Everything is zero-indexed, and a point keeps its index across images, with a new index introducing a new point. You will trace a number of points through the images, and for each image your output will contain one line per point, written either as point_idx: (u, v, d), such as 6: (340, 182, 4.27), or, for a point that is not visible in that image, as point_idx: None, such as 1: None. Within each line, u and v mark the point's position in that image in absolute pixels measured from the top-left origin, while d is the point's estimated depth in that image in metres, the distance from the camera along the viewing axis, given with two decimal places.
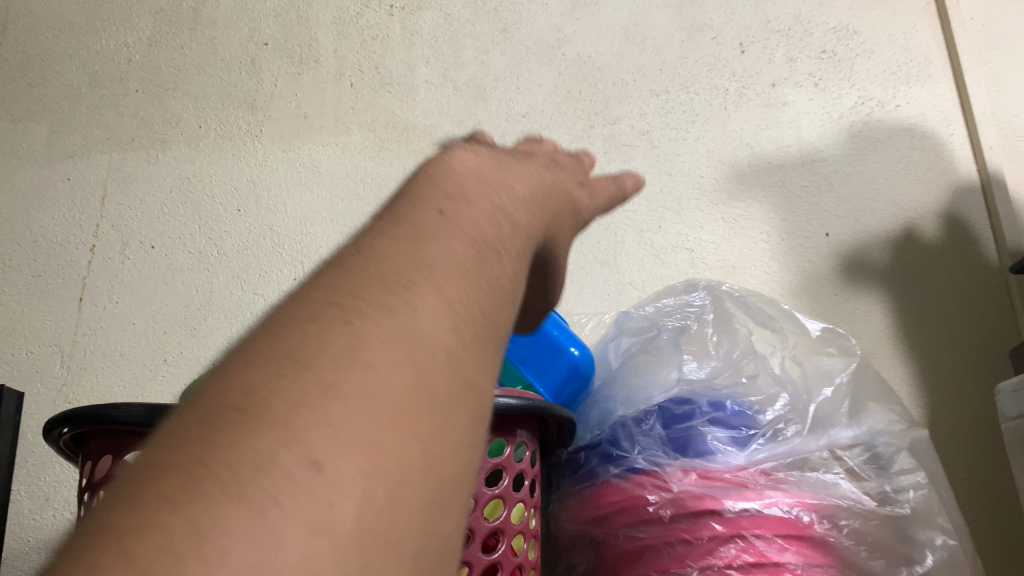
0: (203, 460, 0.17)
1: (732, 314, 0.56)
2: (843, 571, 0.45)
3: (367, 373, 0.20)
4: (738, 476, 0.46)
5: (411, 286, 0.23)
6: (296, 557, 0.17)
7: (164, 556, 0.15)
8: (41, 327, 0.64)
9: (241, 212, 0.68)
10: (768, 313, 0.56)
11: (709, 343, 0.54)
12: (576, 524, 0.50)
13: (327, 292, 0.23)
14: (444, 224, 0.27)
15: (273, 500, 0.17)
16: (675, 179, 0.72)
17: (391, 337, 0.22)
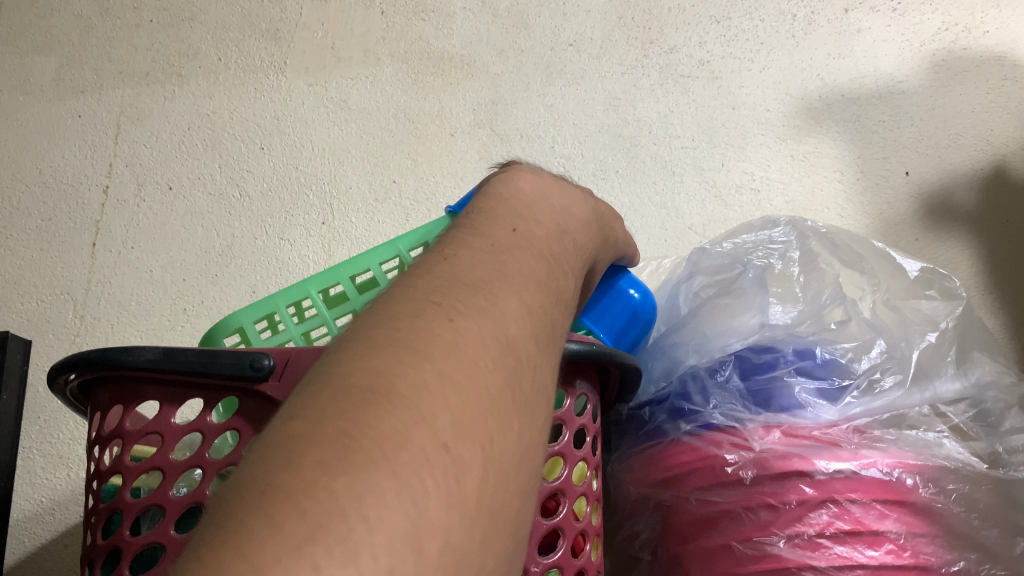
0: (326, 447, 0.18)
1: (817, 254, 0.49)
2: (951, 543, 0.39)
3: (476, 366, 0.22)
4: (828, 433, 0.40)
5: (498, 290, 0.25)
6: (439, 525, 0.18)
7: (334, 510, 0.17)
8: (51, 273, 0.59)
9: (264, 150, 0.63)
10: (858, 253, 0.50)
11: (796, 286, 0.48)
12: (640, 488, 0.45)
13: (425, 289, 0.24)
14: (514, 239, 0.28)
15: (416, 469, 0.19)
16: (738, 114, 0.65)
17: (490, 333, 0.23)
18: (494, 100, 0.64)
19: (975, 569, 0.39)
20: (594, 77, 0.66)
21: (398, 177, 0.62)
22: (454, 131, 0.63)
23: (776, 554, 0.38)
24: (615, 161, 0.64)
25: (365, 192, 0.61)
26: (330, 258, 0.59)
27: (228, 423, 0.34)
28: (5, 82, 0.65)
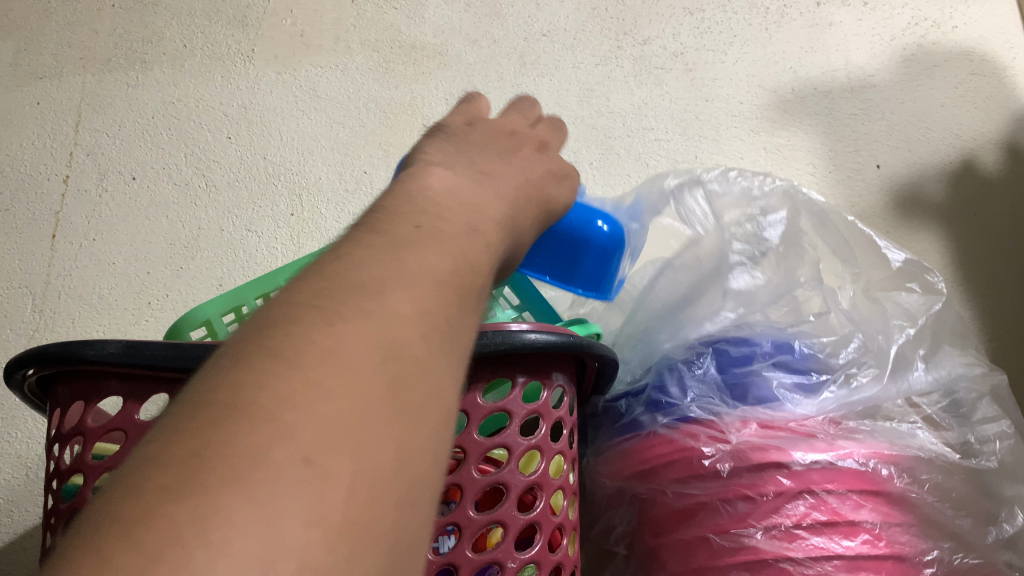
0: (171, 472, 0.16)
1: (803, 235, 0.47)
2: (925, 532, 0.40)
3: (352, 374, 0.19)
4: (805, 426, 0.40)
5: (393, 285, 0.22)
6: (299, 547, 0.16)
7: (167, 541, 0.15)
8: (9, 265, 0.57)
9: (232, 139, 0.62)
10: (845, 236, 0.48)
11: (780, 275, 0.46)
12: (616, 481, 0.44)
13: (311, 290, 0.21)
14: (432, 228, 0.25)
15: (273, 488, 0.16)
16: (712, 106, 0.65)
17: (377, 334, 0.20)
18: (467, 90, 0.64)
19: (948, 556, 0.40)
20: (568, 67, 0.66)
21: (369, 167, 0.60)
22: (428, 121, 0.62)
23: (754, 545, 0.38)
24: (589, 153, 0.63)
25: (335, 182, 0.60)
26: (299, 250, 0.58)
27: None
28: None
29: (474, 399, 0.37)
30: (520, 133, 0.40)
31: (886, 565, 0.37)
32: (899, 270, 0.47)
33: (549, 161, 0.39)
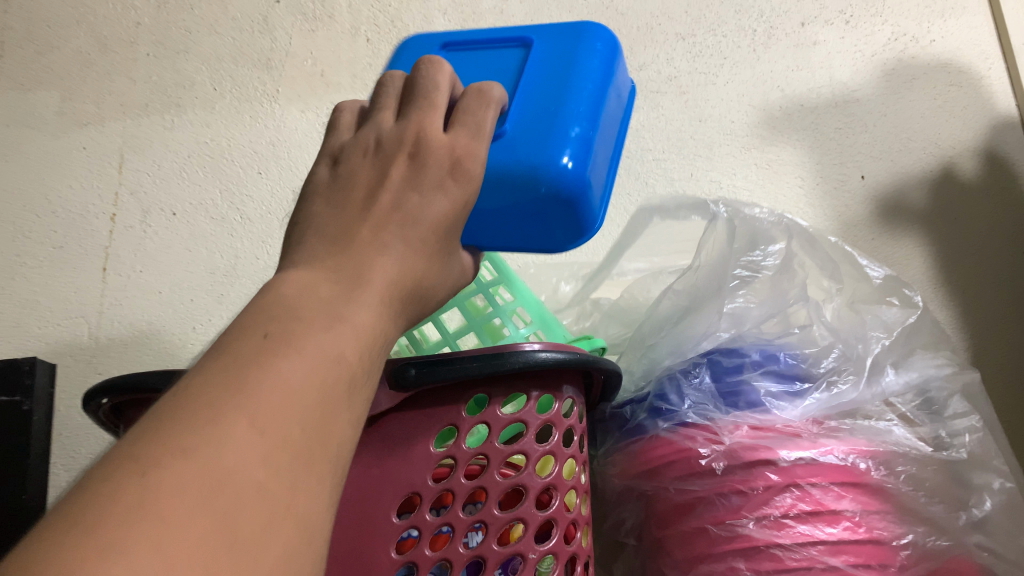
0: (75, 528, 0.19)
1: (796, 253, 0.51)
2: (902, 518, 0.44)
3: (187, 512, 0.20)
4: (792, 426, 0.45)
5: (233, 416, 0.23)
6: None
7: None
8: (65, 298, 0.63)
9: (262, 174, 0.67)
10: (830, 255, 0.52)
11: (774, 292, 0.50)
12: (625, 479, 0.49)
13: (206, 375, 0.24)
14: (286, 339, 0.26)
15: (156, 536, 0.19)
16: (706, 126, 0.70)
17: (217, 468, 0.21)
18: None
19: (923, 539, 0.44)
20: None
21: None
22: None
23: (747, 534, 0.43)
24: None
25: None
26: None
27: None
28: (7, 115, 0.68)
29: (494, 412, 0.42)
30: (426, 150, 0.34)
31: (865, 548, 0.42)
32: (880, 284, 0.52)
33: (425, 165, 0.33)
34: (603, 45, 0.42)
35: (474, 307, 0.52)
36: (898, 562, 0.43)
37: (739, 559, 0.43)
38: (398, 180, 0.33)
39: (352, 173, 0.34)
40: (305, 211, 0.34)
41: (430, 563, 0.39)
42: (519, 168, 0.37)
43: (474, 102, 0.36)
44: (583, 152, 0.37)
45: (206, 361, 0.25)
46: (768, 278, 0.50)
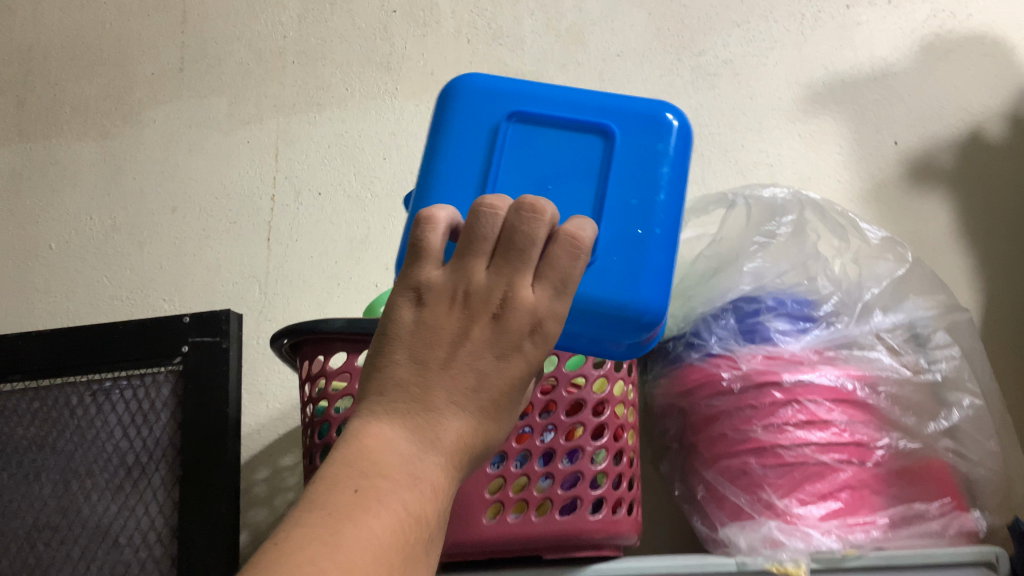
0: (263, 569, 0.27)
1: (808, 222, 0.63)
2: (882, 426, 0.56)
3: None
4: (796, 355, 0.58)
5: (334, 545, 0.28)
6: None
7: None
8: (241, 262, 0.82)
9: (388, 160, 0.83)
10: (839, 222, 0.64)
11: (788, 253, 0.62)
12: (667, 397, 0.63)
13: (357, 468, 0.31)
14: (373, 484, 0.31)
15: None
16: (755, 102, 0.81)
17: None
18: None
19: (897, 443, 0.56)
20: (638, 81, 0.83)
21: None
22: None
23: (756, 437, 0.56)
24: None
25: None
26: None
27: None
28: (191, 118, 0.87)
29: None
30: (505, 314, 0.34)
31: (848, 448, 0.55)
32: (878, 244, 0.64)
33: (506, 332, 0.34)
34: (679, 145, 0.45)
35: None
36: (874, 459, 0.55)
37: (750, 456, 0.56)
38: (479, 342, 0.34)
39: (432, 326, 0.34)
40: (385, 357, 0.35)
41: (516, 453, 0.55)
42: (612, 303, 0.41)
43: (565, 252, 0.35)
44: (664, 291, 0.42)
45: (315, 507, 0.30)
46: (783, 243, 0.62)
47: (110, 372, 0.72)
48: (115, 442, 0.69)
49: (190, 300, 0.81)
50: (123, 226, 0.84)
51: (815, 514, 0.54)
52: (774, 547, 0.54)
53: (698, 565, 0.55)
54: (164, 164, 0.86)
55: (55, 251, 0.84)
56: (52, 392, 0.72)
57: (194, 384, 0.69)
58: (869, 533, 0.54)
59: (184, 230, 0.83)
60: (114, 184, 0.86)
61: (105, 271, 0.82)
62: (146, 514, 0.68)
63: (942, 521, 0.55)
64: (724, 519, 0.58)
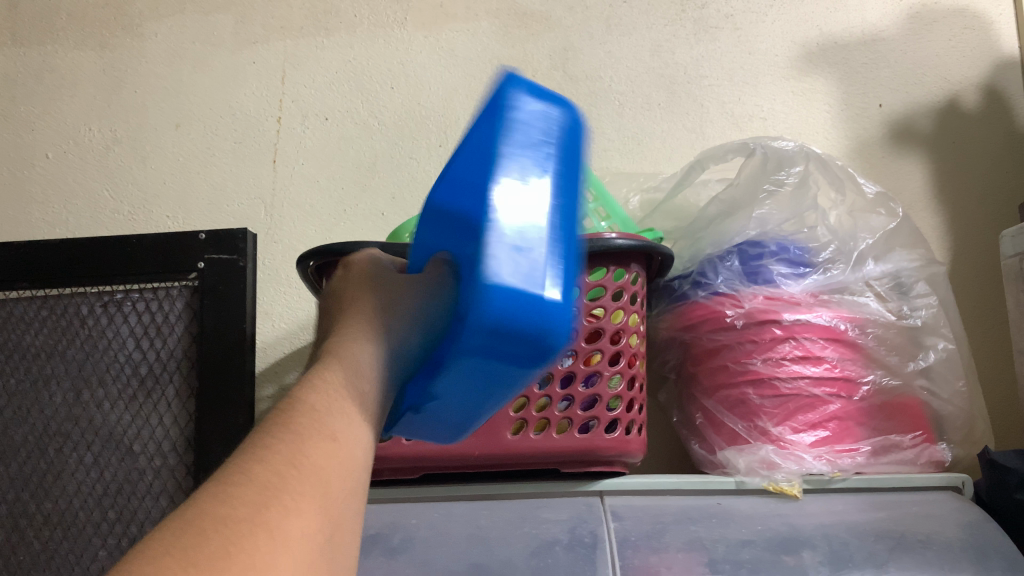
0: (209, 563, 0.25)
1: (812, 175, 0.67)
2: (867, 363, 0.62)
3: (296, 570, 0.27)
4: (795, 297, 0.62)
5: (312, 501, 0.30)
6: None
7: None
8: (247, 182, 0.82)
9: (394, 89, 0.85)
10: (837, 176, 0.68)
11: (797, 203, 0.66)
12: (671, 330, 0.68)
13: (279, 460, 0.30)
14: (348, 439, 0.34)
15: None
16: (753, 58, 0.85)
17: (304, 544, 0.28)
18: (566, 48, 0.85)
19: (881, 379, 0.62)
20: (643, 28, 0.86)
21: None
22: (536, 73, 0.84)
23: (755, 369, 0.61)
24: (658, 97, 0.84)
25: (470, 122, 0.83)
26: None
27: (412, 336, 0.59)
28: (196, 35, 0.88)
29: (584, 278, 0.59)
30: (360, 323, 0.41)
31: (838, 382, 0.60)
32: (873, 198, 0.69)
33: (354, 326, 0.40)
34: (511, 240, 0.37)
35: None
36: (860, 393, 0.61)
37: (749, 387, 0.61)
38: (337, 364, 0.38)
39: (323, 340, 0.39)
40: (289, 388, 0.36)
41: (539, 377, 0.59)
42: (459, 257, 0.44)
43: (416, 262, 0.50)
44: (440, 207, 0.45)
45: (300, 442, 0.32)
46: (790, 195, 0.66)
47: (120, 286, 0.72)
48: (127, 353, 0.70)
49: (194, 217, 0.81)
50: (125, 140, 0.85)
51: (807, 441, 0.60)
52: (771, 468, 0.60)
53: (701, 483, 0.61)
54: (168, 80, 0.86)
55: (52, 160, 0.84)
56: (60, 301, 0.72)
57: (211, 300, 0.70)
58: (854, 459, 0.60)
59: (186, 147, 0.84)
60: (114, 97, 0.86)
61: (106, 184, 0.83)
62: (160, 424, 0.69)
63: (915, 450, 0.62)
64: (721, 443, 0.63)
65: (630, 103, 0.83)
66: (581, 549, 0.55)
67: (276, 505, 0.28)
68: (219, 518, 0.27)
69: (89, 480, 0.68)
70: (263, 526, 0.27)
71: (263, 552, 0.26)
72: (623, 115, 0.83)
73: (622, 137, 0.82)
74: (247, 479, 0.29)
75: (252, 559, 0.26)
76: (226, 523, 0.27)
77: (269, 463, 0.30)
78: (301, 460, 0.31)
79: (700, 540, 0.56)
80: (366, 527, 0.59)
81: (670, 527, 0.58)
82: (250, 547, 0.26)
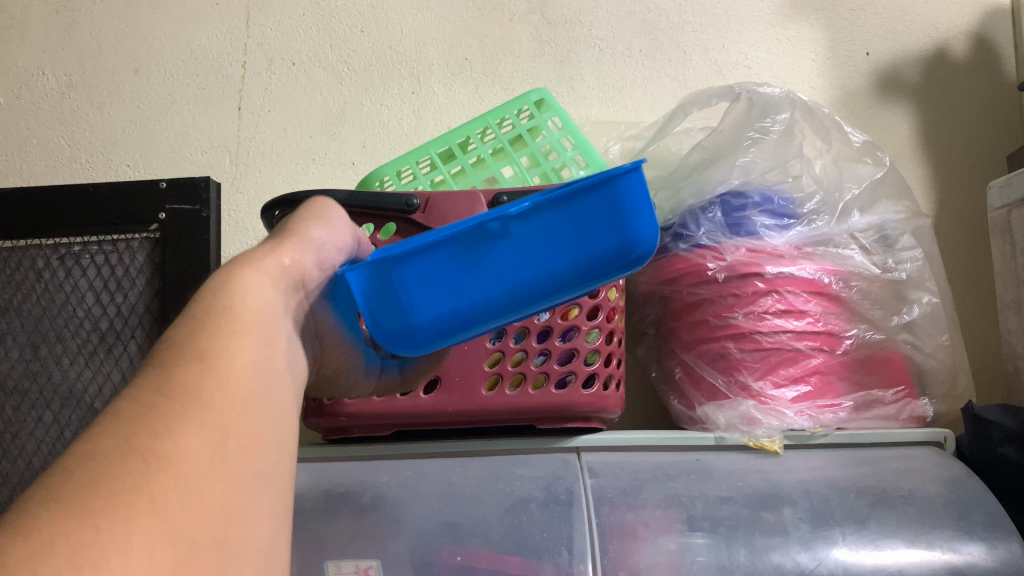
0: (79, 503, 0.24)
1: (798, 122, 0.64)
2: (850, 317, 0.60)
3: (182, 490, 0.26)
4: (778, 250, 0.60)
5: (190, 417, 0.28)
6: (141, 548, 0.24)
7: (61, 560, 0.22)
8: (210, 130, 0.79)
9: (364, 32, 0.81)
10: (824, 124, 0.66)
11: (787, 152, 0.63)
12: (651, 284, 0.66)
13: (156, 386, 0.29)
14: (225, 353, 0.31)
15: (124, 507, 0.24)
16: (739, 3, 0.82)
17: (192, 462, 0.27)
18: None
19: (864, 334, 0.60)
20: None
21: (469, 55, 0.80)
22: (513, 17, 0.81)
23: (736, 323, 0.59)
24: (639, 43, 0.81)
25: (444, 68, 0.80)
26: (420, 120, 0.79)
27: (392, 239, 0.56)
28: None
29: None
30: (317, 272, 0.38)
31: (821, 336, 0.58)
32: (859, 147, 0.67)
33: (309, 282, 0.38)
34: None
35: (552, 154, 0.65)
36: (842, 347, 0.59)
37: (729, 341, 0.59)
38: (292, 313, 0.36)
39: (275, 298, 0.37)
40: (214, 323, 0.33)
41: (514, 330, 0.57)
42: None
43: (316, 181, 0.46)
44: None
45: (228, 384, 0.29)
46: (776, 144, 0.64)
47: (78, 238, 0.68)
48: (87, 308, 0.67)
49: (155, 166, 0.78)
50: (80, 85, 0.80)
51: (788, 396, 0.58)
52: (750, 425, 0.58)
53: (681, 439, 0.60)
54: (125, 22, 0.82)
55: (3, 107, 0.80)
56: (12, 254, 0.69)
57: (172, 251, 0.67)
58: (836, 414, 0.59)
59: (145, 93, 0.80)
60: (68, 40, 0.82)
61: (62, 132, 0.79)
62: (122, 382, 0.66)
63: (897, 406, 0.61)
64: (701, 399, 0.62)
65: (610, 50, 0.80)
66: (556, 506, 0.54)
67: (145, 431, 0.27)
68: (90, 454, 0.26)
69: (50, 439, 0.66)
70: (133, 450, 0.26)
71: (140, 476, 0.25)
72: (603, 62, 0.80)
73: (602, 85, 0.80)
74: (112, 418, 0.27)
75: (120, 486, 0.25)
76: (93, 459, 0.25)
77: (134, 397, 0.28)
78: (168, 385, 0.29)
79: (678, 497, 0.55)
80: (335, 485, 0.57)
81: (647, 483, 0.57)
82: (120, 472, 0.25)
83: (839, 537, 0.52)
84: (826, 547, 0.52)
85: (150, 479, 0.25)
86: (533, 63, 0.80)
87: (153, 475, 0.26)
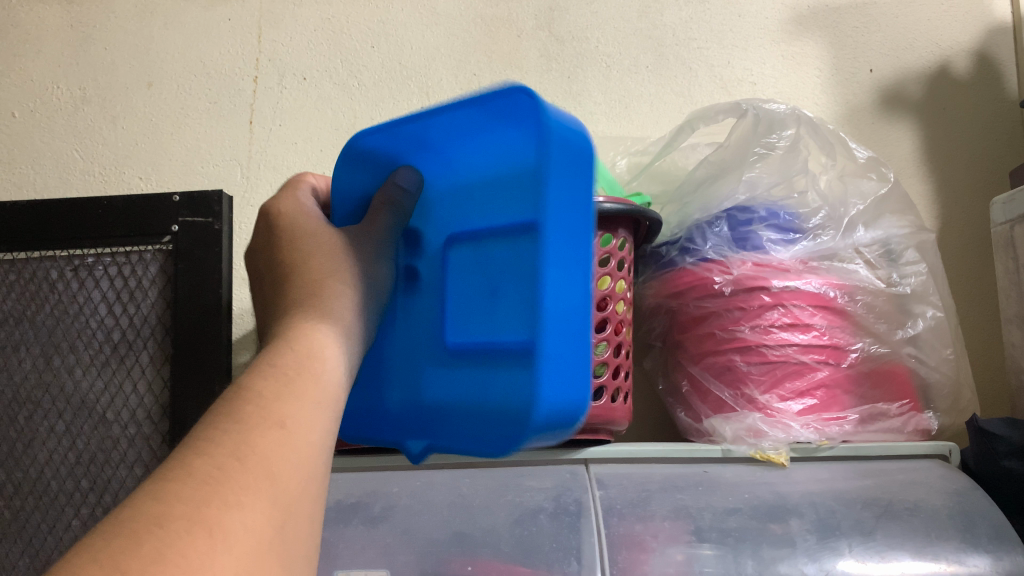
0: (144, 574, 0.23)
1: (803, 138, 0.65)
2: (855, 331, 0.61)
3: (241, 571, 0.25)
4: (783, 264, 0.61)
5: (259, 490, 0.28)
6: None
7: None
8: (221, 143, 0.80)
9: (374, 48, 0.82)
10: (829, 140, 0.67)
11: (793, 170, 0.64)
12: (658, 298, 0.67)
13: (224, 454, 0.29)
14: (300, 425, 0.32)
15: None
16: (743, 20, 0.83)
17: (251, 543, 0.26)
18: (552, 7, 0.83)
19: (868, 347, 0.61)
20: None
21: (478, 71, 0.81)
22: (520, 34, 0.82)
23: (742, 337, 0.59)
24: (646, 59, 0.82)
25: (453, 83, 0.81)
26: None
27: None
28: None
29: None
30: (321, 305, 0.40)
31: (826, 350, 0.59)
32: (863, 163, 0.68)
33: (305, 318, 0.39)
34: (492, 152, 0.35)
35: None
36: (847, 361, 0.60)
37: (735, 354, 0.60)
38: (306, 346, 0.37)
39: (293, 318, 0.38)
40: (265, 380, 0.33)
41: None
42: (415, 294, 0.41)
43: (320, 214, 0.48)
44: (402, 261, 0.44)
45: (251, 430, 0.30)
46: (784, 160, 0.64)
47: (90, 249, 0.69)
48: (99, 319, 0.68)
49: (168, 179, 0.79)
50: (94, 99, 0.82)
51: (794, 409, 0.58)
52: (757, 437, 0.59)
53: (688, 451, 0.60)
54: (138, 37, 0.83)
55: (18, 119, 0.81)
56: (26, 265, 0.69)
57: (185, 263, 0.68)
58: (841, 427, 0.59)
59: (158, 107, 0.81)
60: (83, 55, 0.83)
61: (76, 145, 0.80)
62: (134, 392, 0.67)
63: (902, 419, 0.62)
64: (707, 411, 0.62)
65: (617, 66, 0.82)
66: (565, 517, 0.55)
67: (217, 499, 0.27)
68: (157, 494, 0.26)
69: (61, 449, 0.66)
70: (203, 522, 0.26)
71: (202, 553, 0.25)
72: (610, 78, 0.81)
73: (609, 101, 0.81)
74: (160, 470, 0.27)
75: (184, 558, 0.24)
76: (160, 523, 0.25)
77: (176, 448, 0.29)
78: (245, 451, 0.29)
79: (685, 508, 0.56)
80: (346, 495, 0.58)
81: (655, 495, 0.57)
82: (184, 545, 0.25)
83: (846, 548, 0.53)
84: (833, 558, 0.52)
85: (213, 554, 0.25)
86: (541, 79, 0.81)
87: (214, 548, 0.25)
